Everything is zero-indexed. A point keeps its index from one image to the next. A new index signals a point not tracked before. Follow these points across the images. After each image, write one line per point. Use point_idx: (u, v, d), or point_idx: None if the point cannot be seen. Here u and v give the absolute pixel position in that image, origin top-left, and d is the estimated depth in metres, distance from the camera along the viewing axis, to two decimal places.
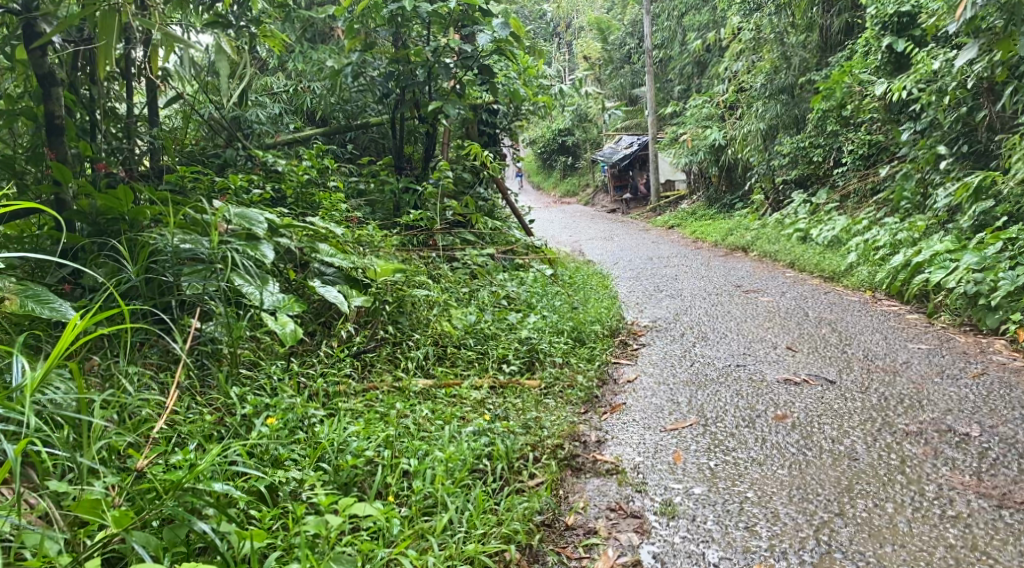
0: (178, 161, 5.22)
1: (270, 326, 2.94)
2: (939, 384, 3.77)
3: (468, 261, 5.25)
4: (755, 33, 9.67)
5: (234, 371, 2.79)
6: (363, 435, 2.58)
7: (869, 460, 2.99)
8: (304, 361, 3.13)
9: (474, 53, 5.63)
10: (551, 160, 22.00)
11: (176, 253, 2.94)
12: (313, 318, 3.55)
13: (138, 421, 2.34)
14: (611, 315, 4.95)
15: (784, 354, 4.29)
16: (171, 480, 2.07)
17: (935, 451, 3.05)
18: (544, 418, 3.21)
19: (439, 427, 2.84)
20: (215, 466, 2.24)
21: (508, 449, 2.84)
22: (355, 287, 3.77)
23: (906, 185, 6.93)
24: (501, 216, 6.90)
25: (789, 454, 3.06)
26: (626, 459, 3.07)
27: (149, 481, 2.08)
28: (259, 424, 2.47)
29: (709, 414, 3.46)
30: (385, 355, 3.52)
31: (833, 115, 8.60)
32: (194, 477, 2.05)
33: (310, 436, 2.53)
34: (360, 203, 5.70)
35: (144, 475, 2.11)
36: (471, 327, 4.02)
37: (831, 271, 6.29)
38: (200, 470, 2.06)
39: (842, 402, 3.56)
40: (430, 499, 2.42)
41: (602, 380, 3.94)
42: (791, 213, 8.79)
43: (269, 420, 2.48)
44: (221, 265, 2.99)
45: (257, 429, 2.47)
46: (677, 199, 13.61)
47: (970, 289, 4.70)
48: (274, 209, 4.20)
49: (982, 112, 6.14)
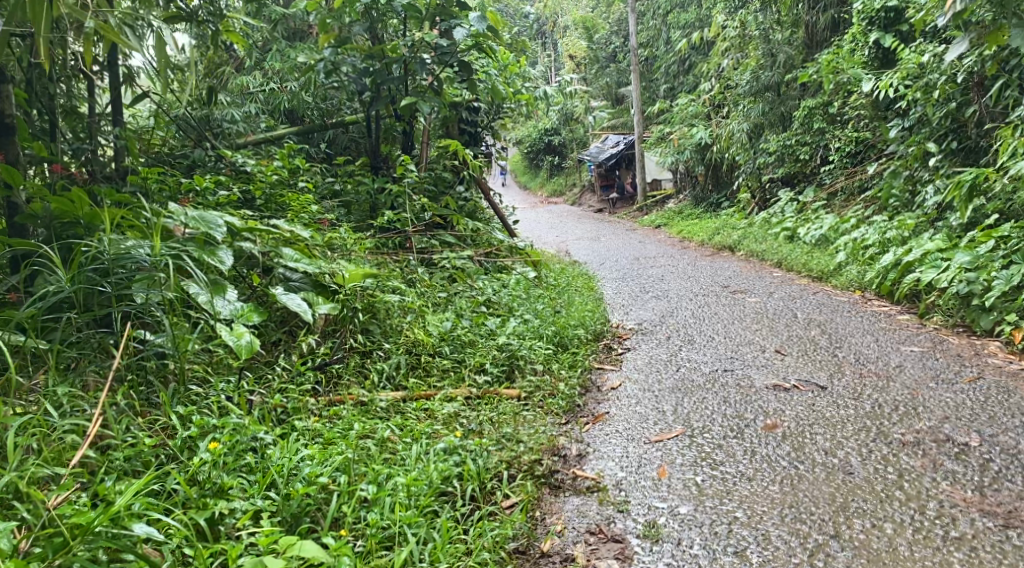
0: (142, 162, 4.99)
1: (224, 336, 2.76)
2: (934, 390, 3.60)
3: (446, 265, 5.05)
4: (740, 30, 9.53)
5: (180, 390, 2.58)
6: (319, 460, 2.38)
7: (865, 475, 2.82)
8: (261, 376, 2.93)
9: (451, 48, 5.42)
10: (537, 160, 21.79)
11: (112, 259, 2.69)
12: (274, 329, 3.34)
13: (62, 449, 2.16)
14: (595, 318, 4.78)
15: (773, 358, 4.12)
16: (85, 523, 1.89)
17: (934, 463, 2.89)
18: (521, 431, 3.03)
19: (406, 446, 2.65)
20: (145, 502, 2.04)
21: (480, 469, 2.65)
22: (323, 293, 3.56)
23: (895, 183, 6.79)
24: (483, 217, 6.70)
25: (780, 468, 2.89)
26: (608, 475, 2.89)
27: (59, 524, 1.89)
28: (200, 449, 2.27)
29: (696, 424, 3.29)
30: (353, 367, 3.31)
31: (820, 112, 8.45)
32: (109, 517, 1.89)
33: (261, 460, 2.33)
34: (335, 205, 5.51)
35: (55, 516, 1.92)
36: (447, 334, 3.83)
37: (820, 270, 6.13)
38: (117, 509, 1.90)
39: (835, 409, 3.39)
40: (389, 530, 2.23)
41: (584, 387, 3.76)
42: (779, 212, 8.64)
43: (212, 444, 2.28)
44: (165, 271, 2.74)
45: (202, 453, 2.27)
46: (664, 198, 13.43)
47: (963, 289, 4.57)
48: (239, 212, 3.99)
49: (971, 107, 6.01)
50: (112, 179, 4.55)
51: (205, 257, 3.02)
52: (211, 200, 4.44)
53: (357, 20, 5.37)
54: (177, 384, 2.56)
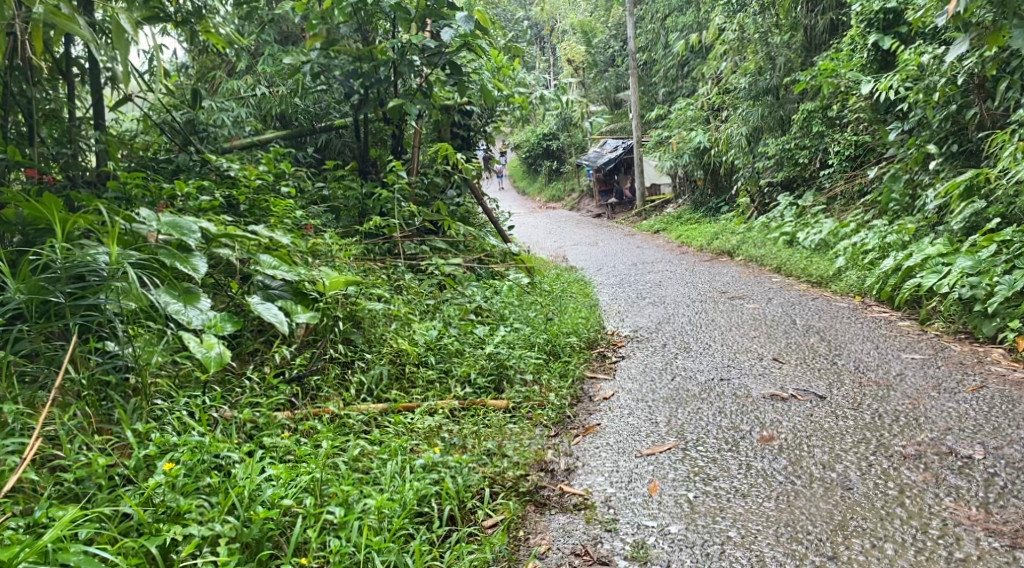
0: (125, 168, 4.87)
1: (193, 348, 2.67)
2: (936, 399, 3.48)
3: (436, 271, 4.93)
4: (739, 33, 9.41)
5: (143, 406, 2.46)
6: (284, 480, 2.27)
7: (864, 490, 2.70)
8: (233, 389, 2.82)
9: (441, 49, 5.32)
10: (536, 166, 21.64)
11: (64, 268, 2.56)
12: (251, 339, 3.23)
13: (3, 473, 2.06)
14: (588, 325, 4.66)
15: (770, 366, 4.00)
16: (15, 556, 1.79)
17: (936, 478, 2.77)
18: (506, 445, 2.91)
19: (381, 463, 2.55)
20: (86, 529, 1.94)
21: (460, 487, 2.54)
22: (303, 301, 3.43)
23: (894, 187, 6.67)
24: (477, 222, 6.58)
25: (776, 483, 2.76)
26: (597, 491, 2.77)
27: None
28: (154, 470, 2.16)
29: (690, 436, 3.16)
30: (332, 378, 3.20)
31: (819, 116, 8.34)
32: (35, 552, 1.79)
33: (223, 480, 2.22)
34: (324, 210, 5.40)
35: None
36: (433, 343, 3.70)
37: (819, 276, 6.01)
38: (44, 543, 1.81)
39: (834, 420, 3.27)
40: (356, 556, 2.11)
41: (576, 398, 3.64)
42: (778, 217, 8.53)
43: (168, 464, 2.17)
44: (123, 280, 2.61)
45: (156, 474, 2.17)
46: (663, 203, 13.30)
47: (965, 294, 4.44)
48: (218, 218, 3.88)
49: (972, 110, 5.90)
50: (92, 185, 4.44)
51: (178, 263, 2.95)
52: (193, 206, 4.32)
53: (345, 21, 5.26)
54: (138, 399, 2.45)
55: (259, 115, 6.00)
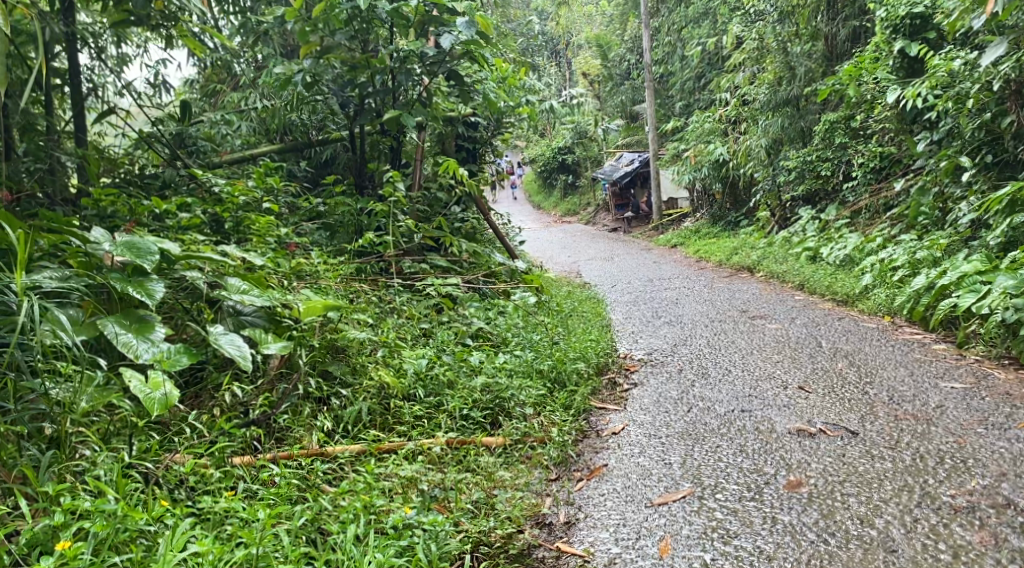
0: (105, 185, 4.58)
1: (136, 388, 2.39)
2: (984, 437, 3.08)
3: (433, 291, 4.51)
4: (758, 42, 9.02)
5: (64, 464, 2.20)
6: (217, 556, 2.00)
7: (910, 554, 2.34)
8: (175, 437, 2.54)
9: (439, 56, 4.97)
10: (551, 181, 21.19)
11: None
12: (215, 372, 2.92)
13: None
14: (598, 349, 4.29)
15: (796, 396, 3.59)
16: None
17: (995, 539, 2.39)
18: (495, 497, 2.59)
19: (343, 527, 2.23)
20: None
21: (435, 555, 2.21)
22: (276, 328, 3.13)
23: (923, 201, 6.20)
24: (482, 238, 6.22)
25: (806, 543, 2.40)
26: (600, 552, 2.41)
27: None
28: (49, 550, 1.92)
29: (707, 481, 2.78)
30: (304, 416, 2.87)
31: (842, 126, 7.91)
32: None
33: (143, 556, 1.99)
34: (315, 228, 5.10)
35: None
36: (424, 373, 3.33)
37: (845, 294, 5.61)
38: None
39: (870, 462, 2.87)
40: None
41: (581, 433, 3.27)
42: (799, 231, 8.14)
43: (64, 542, 1.93)
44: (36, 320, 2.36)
45: (52, 555, 1.92)
46: (680, 217, 12.83)
47: (1010, 317, 3.99)
48: (189, 240, 3.57)
49: (1008, 117, 5.46)
50: (71, 203, 4.12)
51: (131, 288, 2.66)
52: (171, 225, 4.01)
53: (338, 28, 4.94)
54: (56, 452, 2.22)
55: (259, 129, 5.63)
